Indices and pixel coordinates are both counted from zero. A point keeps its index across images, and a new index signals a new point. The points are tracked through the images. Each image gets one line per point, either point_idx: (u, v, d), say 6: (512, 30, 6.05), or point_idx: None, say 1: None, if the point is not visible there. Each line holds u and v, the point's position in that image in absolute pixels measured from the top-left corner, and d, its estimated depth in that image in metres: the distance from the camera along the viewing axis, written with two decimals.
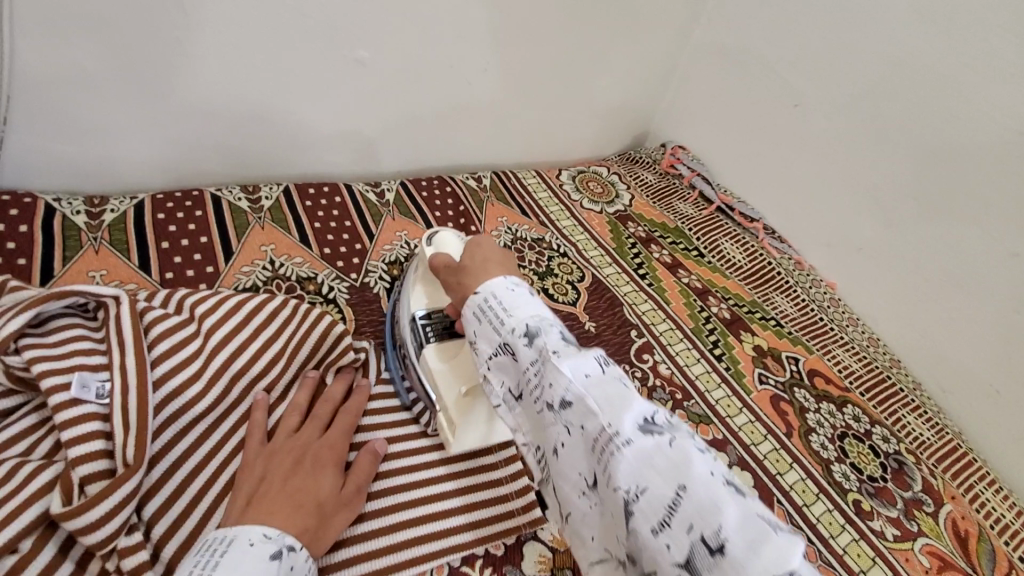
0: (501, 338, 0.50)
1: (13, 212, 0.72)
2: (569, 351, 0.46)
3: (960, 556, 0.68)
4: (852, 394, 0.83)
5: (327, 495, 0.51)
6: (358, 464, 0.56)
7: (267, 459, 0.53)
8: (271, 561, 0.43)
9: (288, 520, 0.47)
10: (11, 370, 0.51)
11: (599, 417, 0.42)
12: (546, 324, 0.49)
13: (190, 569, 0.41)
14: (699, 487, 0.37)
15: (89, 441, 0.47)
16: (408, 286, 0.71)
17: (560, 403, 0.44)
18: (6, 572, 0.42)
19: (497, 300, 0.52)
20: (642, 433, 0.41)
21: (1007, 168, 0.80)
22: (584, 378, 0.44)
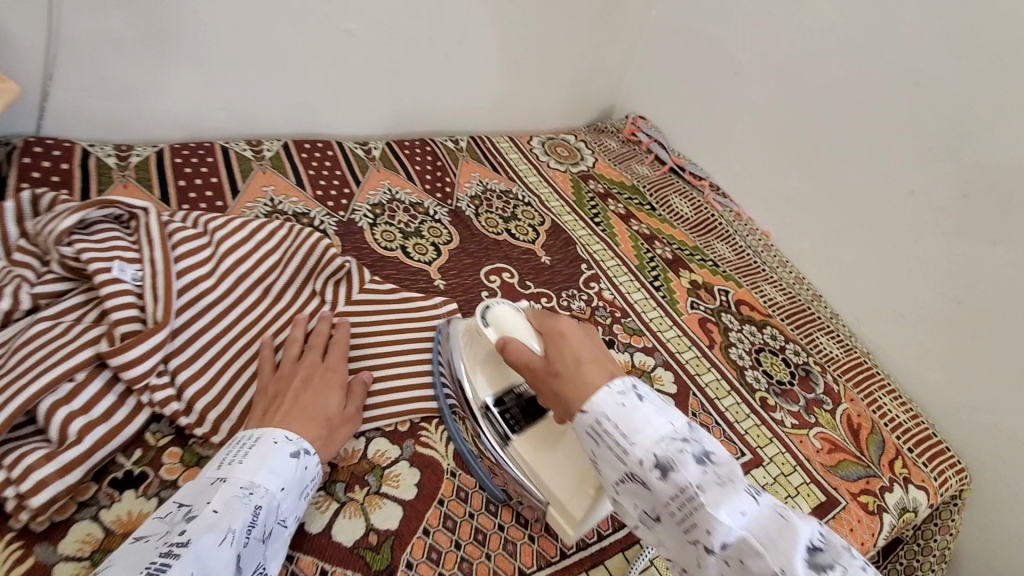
0: (626, 467, 0.45)
1: (56, 153, 0.85)
2: (711, 484, 0.43)
3: (850, 443, 0.80)
4: (773, 319, 0.96)
5: (333, 411, 0.59)
6: (353, 389, 0.64)
7: (277, 384, 0.60)
8: (291, 458, 0.52)
9: (305, 429, 0.56)
10: (65, 259, 0.64)
11: (769, 560, 0.40)
12: (677, 447, 0.44)
13: (224, 457, 0.51)
14: None
15: (127, 307, 0.61)
16: (462, 367, 0.67)
17: (719, 545, 0.42)
18: (67, 392, 0.55)
19: (613, 425, 0.46)
20: (812, 569, 0.40)
21: (906, 122, 0.93)
22: (740, 516, 0.42)
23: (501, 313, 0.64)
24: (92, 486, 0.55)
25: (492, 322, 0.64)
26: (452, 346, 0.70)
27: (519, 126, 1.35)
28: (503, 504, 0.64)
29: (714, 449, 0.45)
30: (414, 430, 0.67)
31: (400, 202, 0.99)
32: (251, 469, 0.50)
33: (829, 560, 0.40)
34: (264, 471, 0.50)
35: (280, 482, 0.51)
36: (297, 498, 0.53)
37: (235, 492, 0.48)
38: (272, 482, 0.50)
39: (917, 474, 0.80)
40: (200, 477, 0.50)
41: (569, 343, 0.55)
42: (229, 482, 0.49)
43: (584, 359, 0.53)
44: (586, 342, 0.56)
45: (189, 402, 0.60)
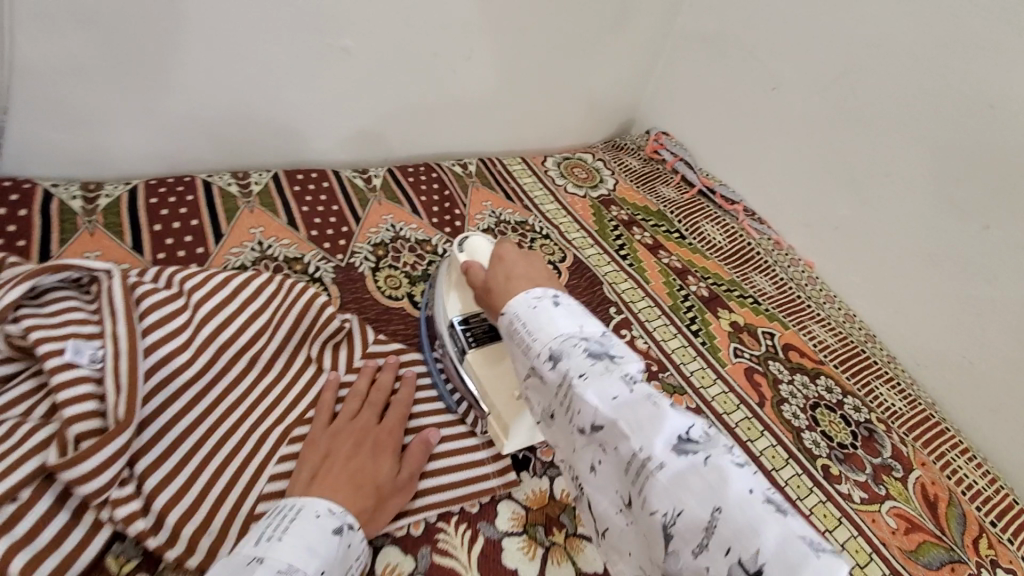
0: (529, 362, 0.48)
1: (13, 197, 0.75)
2: (595, 372, 0.44)
3: (928, 518, 0.69)
4: (826, 366, 0.86)
5: (385, 478, 0.54)
6: (410, 451, 0.58)
7: (332, 440, 0.56)
8: (333, 535, 0.46)
9: (349, 498, 0.50)
10: (11, 338, 0.54)
11: (633, 441, 0.40)
12: (572, 343, 0.46)
13: (261, 532, 0.45)
14: (734, 509, 0.36)
15: (83, 401, 0.51)
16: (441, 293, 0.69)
17: (591, 427, 0.43)
18: (7, 518, 0.45)
19: (522, 322, 0.50)
20: (676, 454, 0.39)
21: (976, 145, 0.83)
22: (613, 401, 0.42)
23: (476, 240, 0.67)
24: None
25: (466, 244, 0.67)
26: (440, 289, 0.70)
27: (532, 145, 1.24)
28: None
29: (613, 349, 0.47)
30: (430, 532, 0.56)
31: (405, 240, 0.89)
32: (291, 547, 0.43)
33: (699, 451, 0.39)
34: (305, 551, 0.43)
35: (320, 565, 0.43)
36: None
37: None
38: (310, 564, 0.43)
39: (1005, 556, 0.69)
40: (233, 555, 0.43)
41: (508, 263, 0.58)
42: (266, 563, 0.41)
43: (517, 275, 0.56)
44: (528, 264, 0.58)
45: (157, 518, 0.50)
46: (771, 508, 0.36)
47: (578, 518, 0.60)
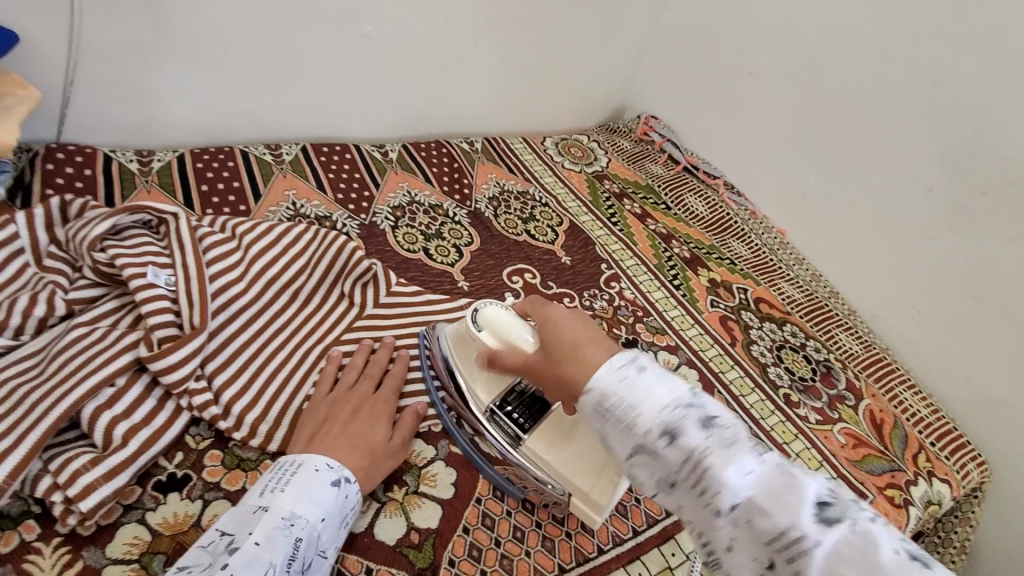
0: (637, 441, 0.44)
1: (78, 159, 0.85)
2: (718, 448, 0.42)
3: (874, 438, 0.81)
4: (792, 316, 0.97)
5: (379, 441, 0.58)
6: (403, 419, 0.63)
7: (330, 406, 0.61)
8: (331, 487, 0.51)
9: (346, 457, 0.55)
10: (98, 265, 0.64)
11: (776, 518, 0.39)
12: (683, 415, 0.43)
13: (266, 484, 0.50)
14: (895, 575, 0.35)
15: (163, 312, 0.61)
16: (457, 370, 0.65)
17: (728, 506, 0.41)
18: (109, 397, 0.55)
19: (616, 399, 0.45)
20: (825, 527, 0.38)
21: (924, 120, 0.94)
22: (747, 475, 0.41)
23: (490, 311, 0.62)
24: (136, 490, 0.54)
25: (480, 322, 0.62)
26: (443, 344, 0.68)
27: (533, 128, 1.36)
28: (539, 502, 0.63)
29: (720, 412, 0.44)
30: (448, 430, 0.66)
31: (420, 204, 1.00)
32: (293, 497, 0.48)
33: (841, 516, 0.39)
34: (306, 501, 0.48)
35: (321, 513, 0.49)
36: (338, 527, 0.51)
37: (276, 523, 0.46)
38: (313, 512, 0.48)
39: (940, 468, 0.81)
40: (242, 504, 0.49)
41: (555, 332, 0.52)
42: (271, 511, 0.47)
43: (574, 349, 0.49)
44: (574, 327, 0.52)
45: (227, 406, 0.61)
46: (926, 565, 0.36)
47: None
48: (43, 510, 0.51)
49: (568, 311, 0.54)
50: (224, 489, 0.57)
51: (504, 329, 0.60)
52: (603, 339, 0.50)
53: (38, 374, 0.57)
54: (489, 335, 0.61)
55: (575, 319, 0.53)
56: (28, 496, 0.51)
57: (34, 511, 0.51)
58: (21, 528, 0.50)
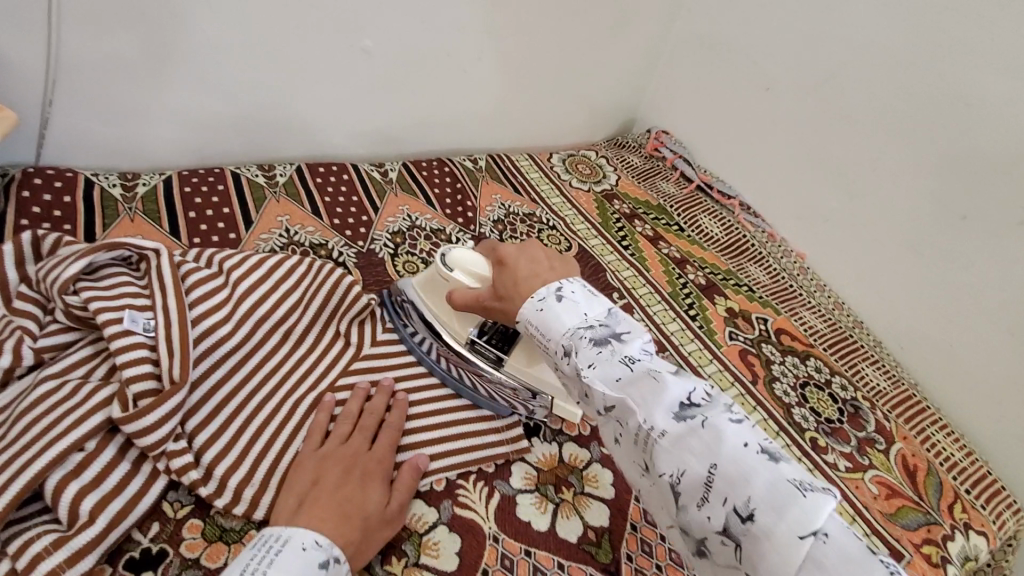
0: (550, 359, 0.52)
1: (57, 184, 0.80)
2: (602, 358, 0.47)
3: (907, 486, 0.75)
4: (815, 349, 0.91)
5: (373, 509, 0.52)
6: (402, 478, 0.57)
7: (321, 466, 0.55)
8: (319, 569, 0.45)
9: (336, 529, 0.49)
10: (71, 308, 0.59)
11: (638, 415, 0.44)
12: (579, 335, 0.49)
13: (245, 563, 0.44)
14: (727, 462, 0.39)
15: (139, 364, 0.56)
16: (433, 317, 0.74)
17: (605, 409, 0.46)
18: (76, 464, 0.50)
19: (532, 325, 0.53)
20: (677, 422, 0.42)
21: (956, 142, 0.89)
22: (618, 382, 0.45)
23: (456, 254, 0.71)
24: (106, 569, 0.49)
25: (450, 263, 0.71)
26: (417, 301, 0.76)
27: (539, 143, 1.30)
28: (551, 571, 0.57)
29: (620, 328, 0.49)
30: (451, 488, 0.61)
31: (421, 229, 0.94)
32: None
33: (700, 414, 0.43)
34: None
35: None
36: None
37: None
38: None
39: (977, 519, 0.75)
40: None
41: (509, 265, 0.59)
42: None
43: (526, 276, 0.57)
44: (526, 257, 0.59)
45: (208, 468, 0.55)
46: (766, 458, 0.39)
47: (586, 478, 0.66)
48: None
49: (523, 244, 0.61)
50: (203, 567, 0.51)
51: (472, 266, 0.69)
52: (553, 266, 0.58)
53: None
54: (460, 274, 0.70)
55: (528, 248, 0.60)
56: None
57: None
58: None
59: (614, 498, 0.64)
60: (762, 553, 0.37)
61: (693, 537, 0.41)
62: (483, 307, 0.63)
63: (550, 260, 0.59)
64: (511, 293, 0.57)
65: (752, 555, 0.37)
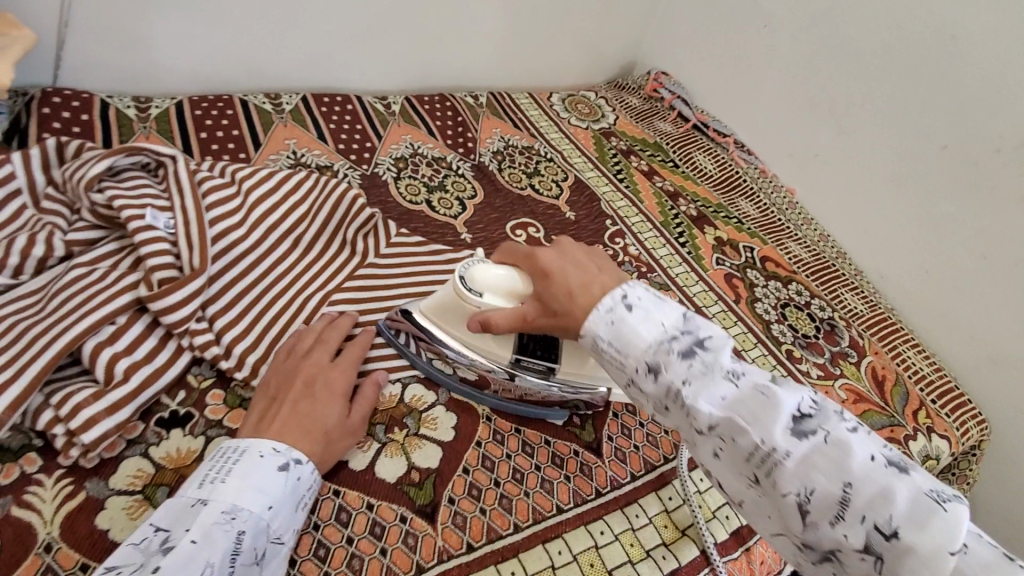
0: (630, 377, 0.49)
1: (75, 104, 0.84)
2: (695, 374, 0.45)
3: (875, 394, 0.81)
4: (798, 275, 0.96)
5: (332, 423, 0.54)
6: (362, 394, 0.59)
7: (281, 380, 0.56)
8: (278, 472, 0.47)
9: (297, 440, 0.51)
10: (96, 207, 0.63)
11: (751, 434, 0.42)
12: (666, 350, 0.47)
13: (207, 472, 0.46)
14: (864, 480, 0.38)
15: (163, 254, 0.60)
16: (466, 345, 0.64)
17: (706, 427, 0.44)
18: (110, 335, 0.55)
19: (605, 338, 0.51)
20: (798, 439, 0.41)
21: (941, 73, 0.91)
22: (722, 400, 0.44)
23: (476, 269, 0.64)
24: (139, 426, 0.55)
25: (473, 286, 0.63)
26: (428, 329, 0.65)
27: (540, 84, 1.32)
28: (538, 446, 0.62)
29: (703, 334, 0.48)
30: (448, 377, 0.66)
31: (423, 156, 0.98)
32: (236, 486, 0.45)
33: (818, 427, 0.41)
34: (249, 490, 0.45)
35: (267, 500, 0.45)
36: (292, 511, 0.47)
37: (215, 518, 0.43)
38: (256, 501, 0.45)
39: (939, 424, 0.81)
40: (179, 496, 0.45)
41: (554, 274, 0.57)
42: (210, 505, 0.44)
43: (580, 285, 0.54)
44: (570, 264, 0.58)
45: (228, 347, 0.61)
46: (896, 470, 0.38)
47: None
48: (44, 443, 0.51)
49: (559, 251, 0.60)
50: (227, 426, 0.57)
51: (502, 282, 0.63)
52: (597, 269, 0.57)
53: (37, 311, 0.56)
54: (488, 295, 0.63)
55: (568, 256, 0.59)
56: (29, 430, 0.51)
57: (35, 444, 0.51)
58: (21, 461, 0.50)
59: None
60: (909, 568, 0.36)
61: (821, 550, 0.40)
62: (533, 326, 0.58)
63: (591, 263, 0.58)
64: (567, 306, 0.54)
65: (897, 570, 0.36)
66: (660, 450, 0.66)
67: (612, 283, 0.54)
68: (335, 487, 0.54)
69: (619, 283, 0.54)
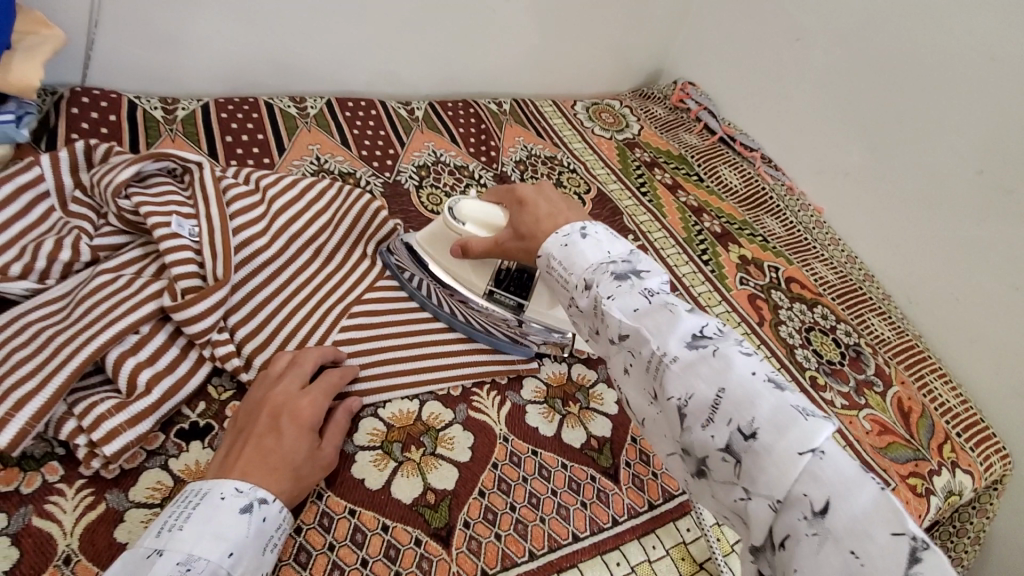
0: (569, 296, 0.53)
1: (103, 104, 0.84)
2: (622, 291, 0.48)
3: (900, 426, 0.79)
4: (824, 298, 0.94)
5: (302, 458, 0.51)
6: (334, 422, 0.57)
7: (251, 412, 0.53)
8: (240, 514, 0.45)
9: (264, 476, 0.48)
10: (123, 212, 0.64)
11: (652, 342, 0.45)
12: (601, 271, 0.51)
13: (166, 518, 0.45)
14: (736, 387, 0.40)
15: (187, 264, 0.60)
16: (449, 274, 0.70)
17: (619, 337, 0.47)
18: (133, 344, 0.56)
19: (555, 259, 0.55)
20: (689, 349, 0.43)
21: (981, 95, 0.88)
22: (634, 312, 0.47)
23: (464, 202, 0.69)
24: (159, 436, 0.55)
25: (458, 216, 0.69)
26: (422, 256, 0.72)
27: (564, 91, 1.31)
28: (555, 470, 0.61)
29: (640, 265, 0.51)
30: (466, 396, 0.66)
31: (445, 164, 0.97)
32: (192, 535, 0.43)
33: (712, 345, 0.43)
34: (208, 537, 0.43)
35: (226, 547, 0.44)
36: (258, 554, 0.46)
37: (170, 569, 0.41)
38: (215, 548, 0.43)
39: (965, 460, 0.79)
40: (138, 545, 0.43)
41: (528, 203, 0.62)
42: (166, 555, 0.42)
43: (546, 215, 0.60)
44: (544, 198, 0.62)
45: (249, 359, 0.61)
46: (772, 385, 0.40)
47: (592, 396, 0.70)
48: (66, 452, 0.51)
49: (539, 186, 0.65)
50: None
51: (484, 215, 0.67)
52: (567, 205, 0.61)
53: (63, 317, 0.56)
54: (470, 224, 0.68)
55: (544, 190, 0.64)
56: (51, 439, 0.51)
57: (57, 453, 0.51)
58: (44, 469, 0.50)
59: (616, 415, 0.68)
60: (761, 467, 0.37)
61: (696, 456, 0.41)
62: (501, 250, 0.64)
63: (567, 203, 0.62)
64: (533, 231, 0.60)
65: (751, 469, 0.38)
66: (679, 478, 0.64)
67: (574, 219, 0.58)
68: (351, 507, 0.54)
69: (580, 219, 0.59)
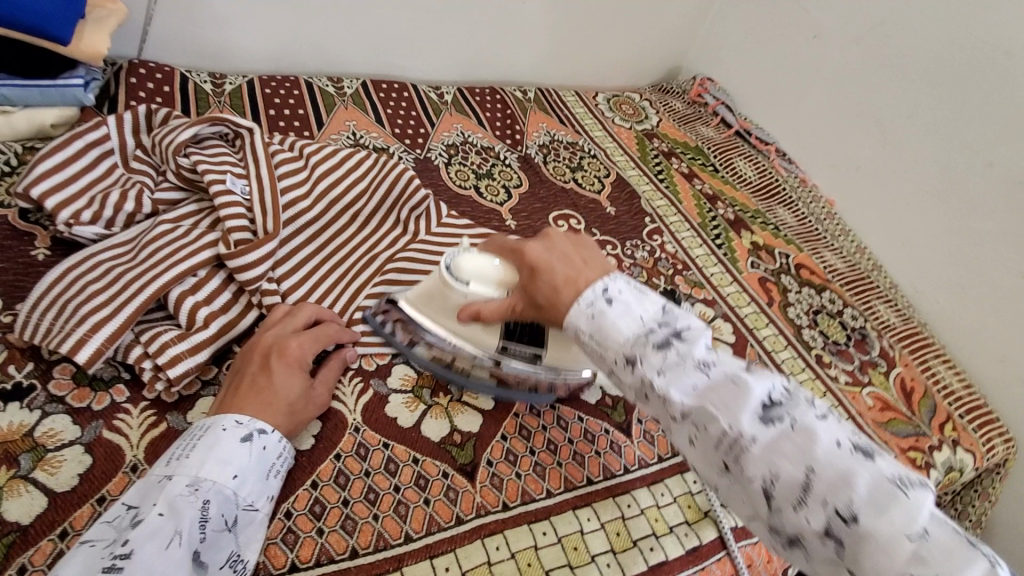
0: (607, 370, 0.48)
1: (157, 76, 0.90)
2: (672, 366, 0.44)
3: (902, 404, 0.82)
4: (832, 284, 0.97)
5: (295, 396, 0.54)
6: (327, 368, 0.60)
7: (244, 358, 0.55)
8: (241, 443, 0.48)
9: (258, 411, 0.51)
10: (181, 170, 0.69)
11: (721, 421, 0.41)
12: (642, 344, 0.45)
13: (173, 451, 0.47)
14: (827, 465, 0.38)
15: (239, 218, 0.65)
16: (448, 331, 0.63)
17: (680, 415, 0.43)
18: (192, 285, 0.61)
19: (582, 331, 0.48)
20: (766, 425, 0.41)
21: (993, 91, 0.92)
22: (693, 388, 0.43)
23: (463, 258, 0.61)
24: (213, 368, 0.60)
25: (458, 275, 0.61)
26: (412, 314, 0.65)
27: (587, 82, 1.35)
28: (572, 421, 0.66)
29: (681, 325, 0.46)
30: None
31: (473, 145, 1.02)
32: (197, 462, 0.45)
33: (786, 415, 0.41)
34: (214, 463, 0.46)
35: (231, 470, 0.46)
36: (263, 479, 0.49)
37: (180, 490, 0.44)
38: (220, 472, 0.46)
39: (965, 439, 0.82)
40: (149, 474, 0.46)
41: (540, 269, 0.52)
42: (175, 479, 0.44)
43: (566, 281, 0.50)
44: (558, 255, 0.53)
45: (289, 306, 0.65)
46: (861, 456, 0.38)
47: None
48: (131, 377, 0.57)
49: (547, 241, 0.55)
50: None
51: (488, 271, 0.60)
52: (586, 263, 0.52)
53: (129, 258, 0.62)
54: (475, 284, 0.60)
55: (555, 245, 0.54)
56: (118, 363, 0.57)
57: (123, 377, 0.57)
58: (111, 391, 0.56)
59: None
60: (867, 553, 0.36)
61: (786, 535, 0.40)
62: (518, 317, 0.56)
63: (584, 256, 0.53)
64: (551, 302, 0.51)
65: (856, 554, 0.36)
66: None
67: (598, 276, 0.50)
68: (385, 441, 0.59)
69: (602, 274, 0.51)
